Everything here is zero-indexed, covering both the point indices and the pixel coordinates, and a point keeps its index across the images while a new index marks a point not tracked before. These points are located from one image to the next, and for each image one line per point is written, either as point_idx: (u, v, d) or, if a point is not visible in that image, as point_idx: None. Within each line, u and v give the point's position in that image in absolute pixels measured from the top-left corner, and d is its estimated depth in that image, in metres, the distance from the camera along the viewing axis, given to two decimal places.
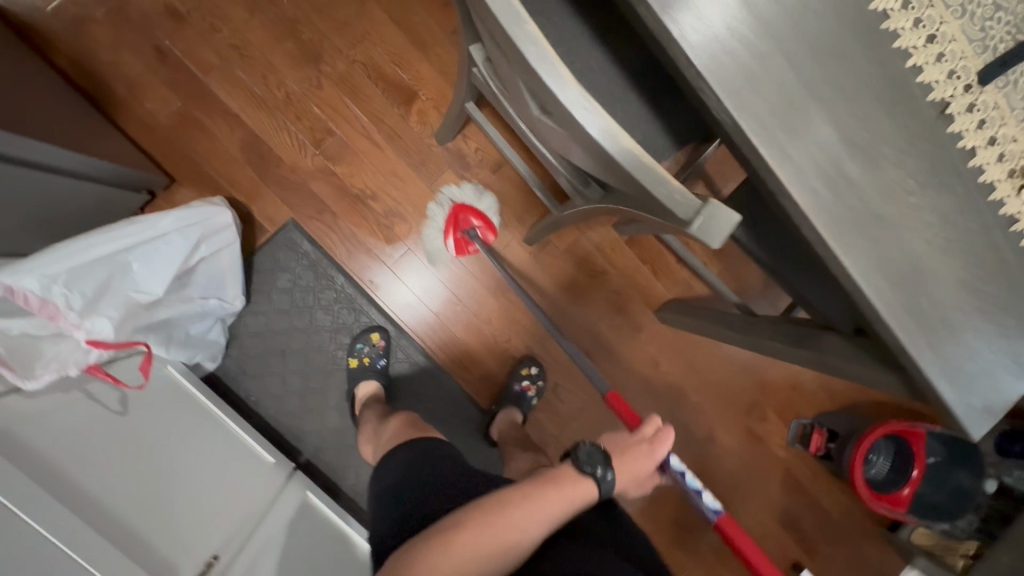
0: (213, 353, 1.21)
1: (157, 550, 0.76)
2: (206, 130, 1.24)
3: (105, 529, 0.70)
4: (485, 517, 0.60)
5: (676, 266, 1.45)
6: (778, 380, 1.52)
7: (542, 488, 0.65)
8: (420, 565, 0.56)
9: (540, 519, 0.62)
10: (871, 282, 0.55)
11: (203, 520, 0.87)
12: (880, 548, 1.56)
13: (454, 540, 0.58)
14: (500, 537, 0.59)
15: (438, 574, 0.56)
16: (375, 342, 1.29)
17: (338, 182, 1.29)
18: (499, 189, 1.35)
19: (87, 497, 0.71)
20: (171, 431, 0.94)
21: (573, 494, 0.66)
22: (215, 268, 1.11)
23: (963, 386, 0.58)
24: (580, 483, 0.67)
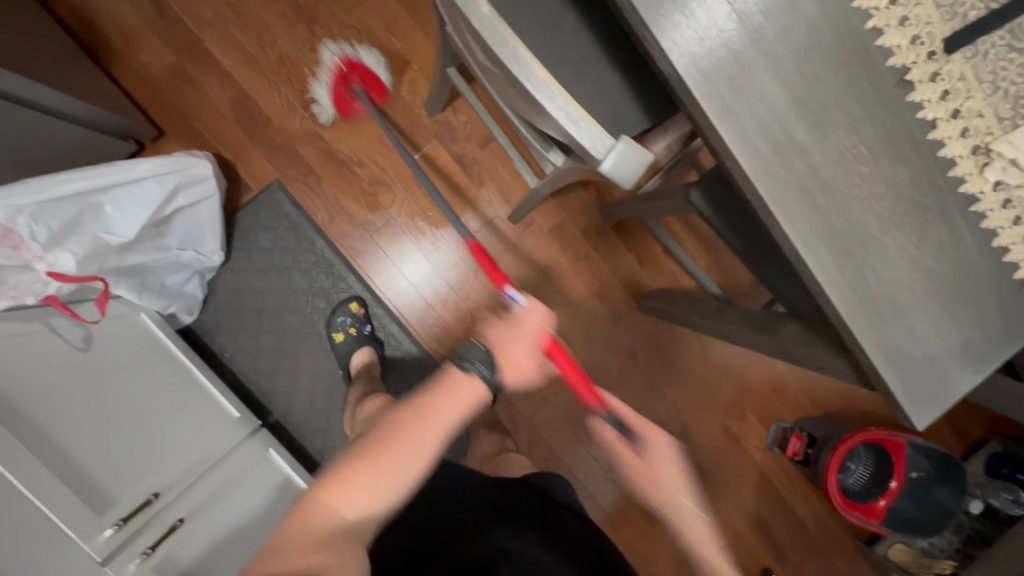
0: (190, 306, 1.22)
1: (92, 479, 0.76)
2: (197, 85, 1.25)
3: (36, 447, 0.71)
4: (383, 437, 0.65)
5: (662, 255, 1.43)
6: (760, 380, 1.49)
7: (433, 398, 0.69)
8: (321, 504, 0.61)
9: (433, 428, 0.67)
10: (814, 252, 0.53)
11: (154, 463, 0.88)
12: (854, 561, 1.51)
13: (348, 473, 0.62)
14: (396, 450, 0.64)
15: (344, 503, 0.61)
16: (355, 311, 1.29)
17: (325, 146, 1.29)
18: (486, 164, 1.34)
19: (22, 416, 0.72)
20: (131, 374, 0.95)
21: (462, 394, 0.70)
22: (192, 220, 1.12)
23: (911, 372, 0.55)
24: (473, 386, 0.71)
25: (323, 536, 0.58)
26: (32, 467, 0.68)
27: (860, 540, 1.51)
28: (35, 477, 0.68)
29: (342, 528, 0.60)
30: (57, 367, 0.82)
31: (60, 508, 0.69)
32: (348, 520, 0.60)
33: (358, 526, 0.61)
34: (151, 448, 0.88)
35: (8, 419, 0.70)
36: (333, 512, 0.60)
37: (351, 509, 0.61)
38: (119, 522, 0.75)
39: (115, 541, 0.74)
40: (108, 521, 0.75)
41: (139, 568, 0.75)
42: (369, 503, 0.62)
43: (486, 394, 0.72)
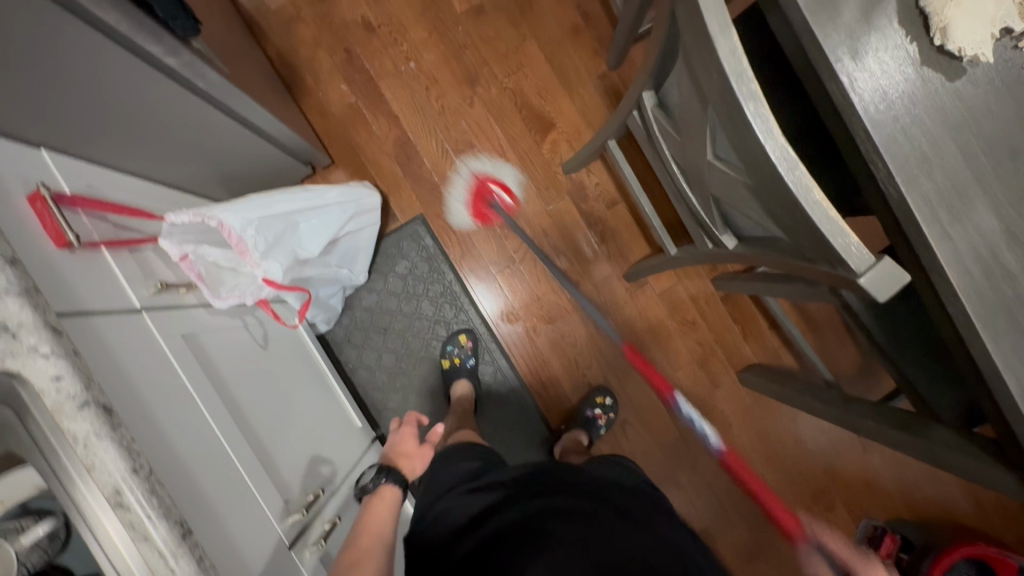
0: (329, 317, 1.34)
1: (278, 468, 0.86)
2: (368, 125, 1.41)
3: (245, 434, 0.82)
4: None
5: (767, 332, 1.46)
6: (854, 472, 1.47)
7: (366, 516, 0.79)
8: None
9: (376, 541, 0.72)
10: (1019, 372, 0.57)
11: (310, 461, 0.96)
12: None
13: None
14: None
15: None
16: (462, 343, 1.38)
17: (467, 189, 1.42)
18: (609, 224, 1.44)
19: (237, 404, 0.83)
20: (293, 377, 1.06)
21: (382, 506, 0.80)
22: (353, 243, 1.26)
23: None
24: (388, 489, 0.84)
25: None
26: (244, 451, 0.78)
27: None
28: (247, 461, 0.78)
29: None
30: (253, 362, 0.95)
31: (263, 492, 0.79)
32: None
33: None
34: (310, 445, 0.99)
35: (228, 404, 0.81)
36: None
37: None
38: (301, 510, 0.85)
39: (297, 527, 0.83)
40: (291, 509, 0.84)
41: (311, 556, 0.84)
42: None
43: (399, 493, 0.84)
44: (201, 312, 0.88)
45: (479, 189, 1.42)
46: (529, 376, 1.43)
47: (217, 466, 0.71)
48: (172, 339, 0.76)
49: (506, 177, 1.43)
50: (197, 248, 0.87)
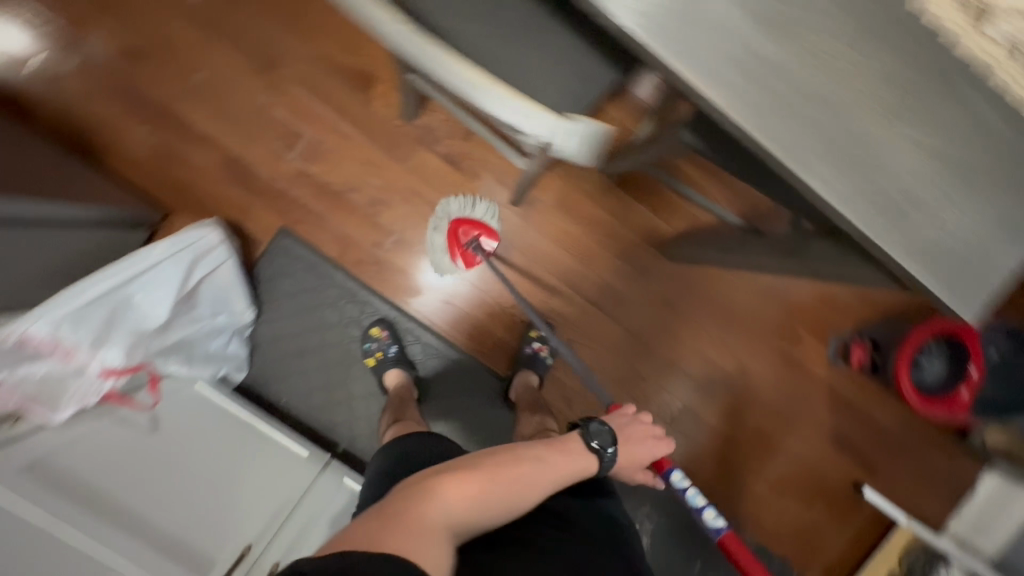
0: (238, 364, 1.29)
1: (186, 546, 0.87)
2: (186, 158, 1.29)
3: (129, 530, 0.81)
4: (485, 466, 0.72)
5: (674, 198, 1.38)
6: (807, 296, 1.44)
7: (541, 452, 0.80)
8: (431, 500, 0.64)
9: (509, 488, 0.72)
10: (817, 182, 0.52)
11: (239, 518, 0.97)
12: (946, 455, 1.50)
13: (445, 480, 0.68)
14: (505, 497, 0.71)
15: (446, 502, 0.65)
16: (379, 335, 1.33)
17: (317, 182, 1.31)
18: (475, 156, 1.33)
19: (112, 504, 0.82)
20: (205, 444, 1.04)
21: (573, 464, 0.82)
22: (217, 286, 1.17)
23: (958, 272, 0.54)
24: (586, 461, 0.84)
25: (433, 533, 0.61)
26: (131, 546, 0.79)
27: (949, 432, 1.50)
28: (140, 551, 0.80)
29: (444, 524, 0.63)
30: (136, 451, 0.91)
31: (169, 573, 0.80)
32: (447, 522, 0.64)
33: (456, 526, 0.65)
34: (234, 505, 0.97)
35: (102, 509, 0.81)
36: (445, 521, 0.63)
37: (451, 512, 0.65)
38: None
39: None
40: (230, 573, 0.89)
41: None
42: (461, 517, 0.66)
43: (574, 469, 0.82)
44: (45, 434, 0.85)
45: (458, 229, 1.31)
46: (460, 339, 1.38)
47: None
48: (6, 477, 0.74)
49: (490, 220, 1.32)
50: (13, 371, 0.80)
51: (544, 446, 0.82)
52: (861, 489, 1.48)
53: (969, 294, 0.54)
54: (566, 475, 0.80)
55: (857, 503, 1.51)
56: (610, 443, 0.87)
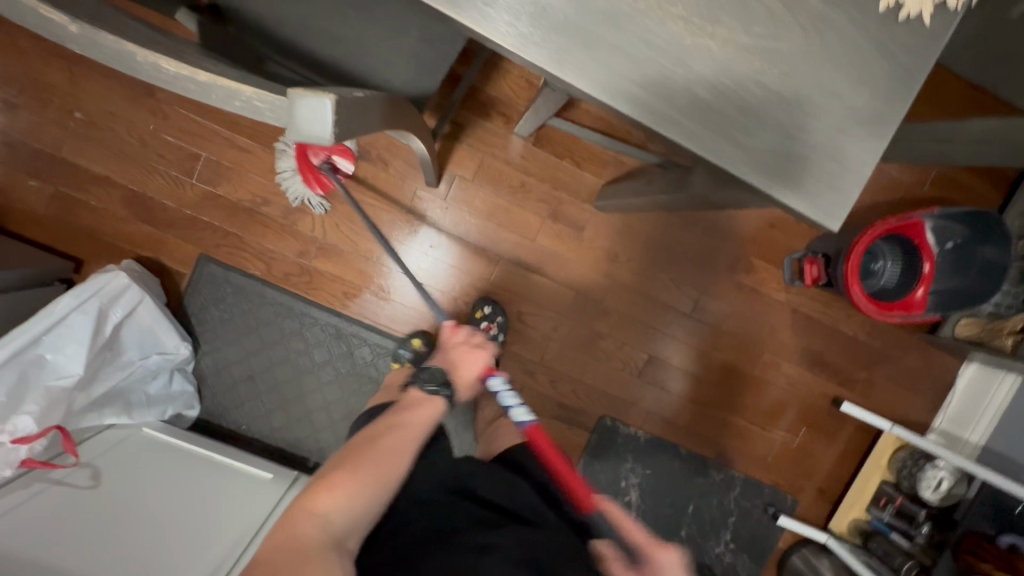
0: (188, 402, 1.27)
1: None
2: (85, 203, 1.24)
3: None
4: (358, 459, 0.74)
5: (597, 147, 1.32)
6: (753, 221, 1.39)
7: (398, 418, 0.82)
8: (306, 510, 0.67)
9: (394, 455, 0.76)
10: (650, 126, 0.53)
11: (195, 549, 0.94)
12: (922, 354, 1.47)
13: (333, 480, 0.70)
14: (382, 471, 0.74)
15: (325, 505, 0.68)
16: (417, 346, 1.29)
17: (225, 202, 1.26)
18: (382, 143, 1.28)
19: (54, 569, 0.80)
20: (157, 490, 1.01)
21: (427, 411, 0.83)
22: (139, 329, 1.14)
23: (815, 181, 0.56)
24: (427, 405, 0.84)
25: (315, 540, 0.64)
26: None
27: (922, 330, 1.46)
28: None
29: (326, 532, 0.65)
30: (73, 516, 0.90)
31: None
32: (332, 521, 0.67)
33: (340, 532, 0.67)
34: (196, 542, 0.96)
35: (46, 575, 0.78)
36: (322, 518, 0.66)
37: (336, 511, 0.68)
38: None
39: None
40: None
41: None
42: (346, 508, 0.69)
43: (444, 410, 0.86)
44: None
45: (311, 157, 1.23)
46: (408, 333, 1.35)
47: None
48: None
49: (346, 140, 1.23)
50: None
51: (414, 405, 0.84)
52: (840, 404, 1.46)
53: (838, 200, 0.56)
54: (425, 425, 0.82)
55: (842, 420, 1.49)
56: (448, 382, 0.87)
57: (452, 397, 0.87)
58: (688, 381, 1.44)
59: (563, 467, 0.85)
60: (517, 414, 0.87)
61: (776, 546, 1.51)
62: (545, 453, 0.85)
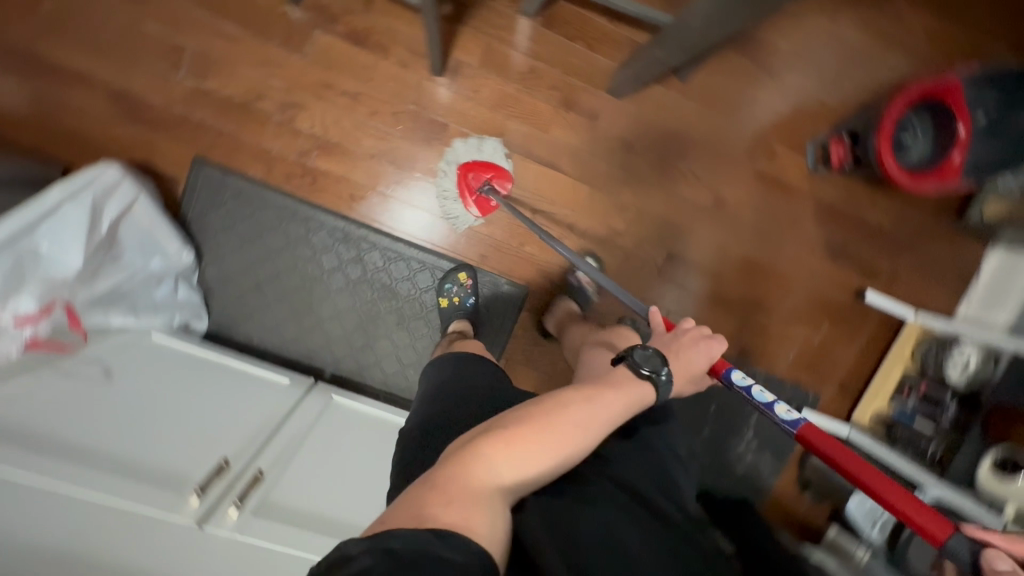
0: (196, 311, 1.23)
1: (325, 514, 0.92)
2: (67, 104, 1.16)
3: (269, 514, 0.87)
4: (549, 410, 0.62)
5: (610, 25, 1.24)
6: (774, 105, 1.32)
7: (600, 394, 0.66)
8: (483, 454, 0.56)
9: (598, 420, 0.64)
10: None
11: (212, 444, 0.91)
12: (948, 241, 1.43)
13: (512, 436, 0.58)
14: (557, 436, 0.60)
15: (506, 469, 0.56)
16: (463, 281, 1.26)
17: (217, 98, 1.19)
18: (379, 27, 1.19)
19: (92, 458, 0.78)
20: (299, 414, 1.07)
21: (632, 394, 0.69)
22: (137, 229, 1.08)
23: None
24: (632, 389, 0.69)
25: (482, 495, 0.53)
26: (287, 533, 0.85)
27: (948, 217, 1.42)
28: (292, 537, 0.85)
29: (498, 489, 0.55)
30: (93, 404, 0.86)
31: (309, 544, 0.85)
32: (506, 484, 0.55)
33: (513, 489, 0.56)
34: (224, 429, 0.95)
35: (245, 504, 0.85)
36: (495, 478, 0.55)
37: (509, 475, 0.56)
38: (199, 490, 0.81)
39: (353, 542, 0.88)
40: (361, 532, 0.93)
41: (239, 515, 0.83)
42: (524, 470, 0.57)
43: (649, 399, 0.71)
44: None
45: (467, 172, 1.23)
46: (420, 237, 1.29)
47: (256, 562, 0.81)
48: (156, 500, 0.77)
49: (504, 162, 1.26)
50: None
51: (608, 385, 0.69)
52: (863, 296, 1.43)
53: None
54: (625, 413, 0.67)
55: (866, 313, 1.46)
56: (663, 365, 0.73)
57: (662, 385, 0.72)
58: (709, 278, 1.39)
59: (872, 480, 0.70)
60: (760, 394, 0.83)
61: (798, 442, 1.50)
62: (829, 455, 0.74)
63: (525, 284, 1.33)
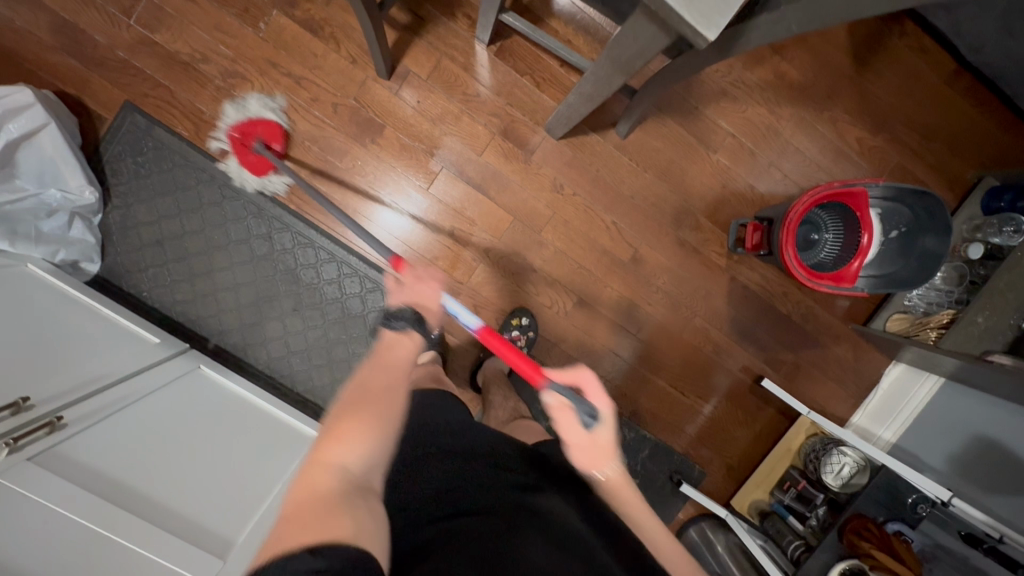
0: (87, 252, 1.19)
1: (211, 526, 0.83)
2: (10, 25, 1.16)
3: (122, 502, 0.77)
4: (357, 394, 0.65)
5: (560, 70, 1.29)
6: (705, 179, 1.36)
7: (394, 356, 0.73)
8: (319, 464, 0.57)
9: (399, 375, 0.70)
10: None
11: (26, 377, 0.84)
12: (854, 346, 1.45)
13: (335, 429, 0.60)
14: (380, 406, 0.64)
15: (339, 459, 0.57)
16: None
17: (161, 51, 1.20)
18: (336, 21, 1.22)
19: None
20: (204, 416, 1.00)
21: (407, 345, 0.74)
22: (38, 156, 1.10)
23: None
24: (408, 341, 0.74)
25: (328, 493, 0.54)
26: (137, 526, 0.74)
27: (856, 322, 1.43)
28: (161, 545, 0.74)
29: (346, 482, 0.56)
30: None
31: (172, 554, 0.74)
32: (351, 474, 0.57)
33: (362, 478, 0.58)
34: (53, 368, 0.89)
35: (95, 488, 0.77)
36: (333, 469, 0.57)
37: (350, 463, 0.58)
38: None
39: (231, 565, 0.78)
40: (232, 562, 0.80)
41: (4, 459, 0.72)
42: (361, 453, 0.59)
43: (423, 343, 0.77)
44: None
45: (241, 138, 1.22)
46: (358, 244, 1.29)
47: (104, 552, 0.70)
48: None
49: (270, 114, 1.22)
50: None
51: (388, 346, 0.73)
52: (763, 382, 1.43)
53: (711, 12, 0.56)
54: (409, 363, 0.72)
55: (764, 400, 1.46)
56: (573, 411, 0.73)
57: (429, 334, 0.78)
58: (616, 331, 1.39)
59: None
60: None
61: (676, 516, 1.47)
62: None
63: None
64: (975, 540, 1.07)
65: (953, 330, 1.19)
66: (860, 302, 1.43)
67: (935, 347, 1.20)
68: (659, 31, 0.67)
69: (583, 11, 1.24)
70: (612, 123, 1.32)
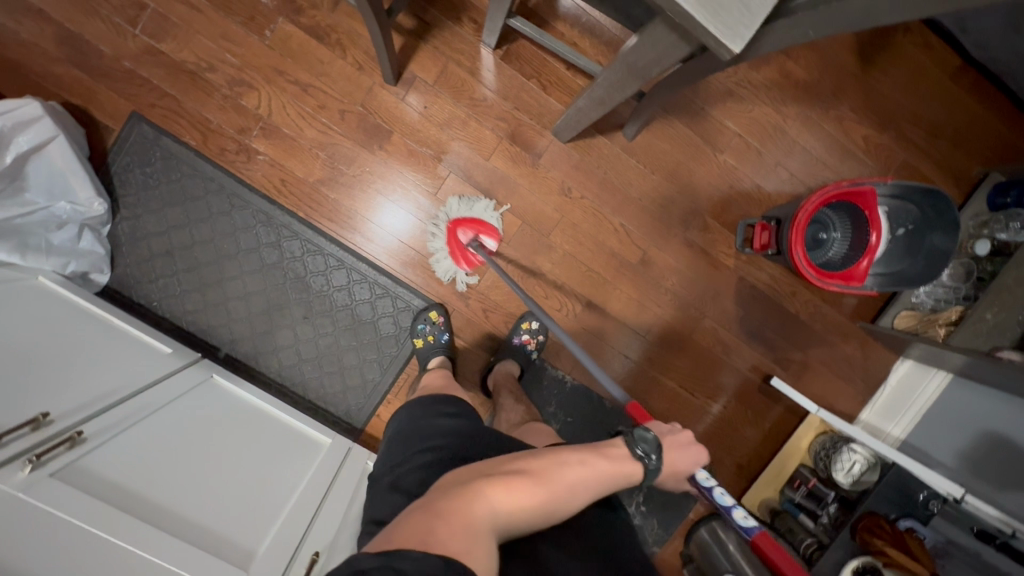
0: (97, 263, 1.19)
1: (230, 540, 0.82)
2: (15, 37, 1.16)
3: (146, 516, 0.77)
4: (546, 469, 0.65)
5: (567, 74, 1.29)
6: (712, 180, 1.36)
7: (595, 460, 0.70)
8: (489, 496, 0.58)
9: (589, 490, 0.67)
10: None
11: (44, 392, 0.84)
12: (862, 343, 1.45)
13: (513, 481, 0.60)
14: (553, 493, 0.63)
15: (501, 506, 0.58)
16: (435, 320, 1.28)
17: (167, 60, 1.20)
18: (342, 28, 1.22)
19: None
20: (218, 427, 1.00)
21: (622, 470, 0.72)
22: (48, 169, 1.10)
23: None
24: (632, 466, 0.74)
25: (479, 529, 0.54)
26: (157, 540, 0.74)
27: (864, 319, 1.44)
28: (179, 556, 0.74)
29: (496, 527, 0.56)
30: None
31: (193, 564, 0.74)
32: (502, 524, 0.57)
33: (503, 532, 0.57)
34: (70, 382, 0.89)
35: (113, 500, 0.77)
36: (494, 513, 0.57)
37: (505, 513, 0.58)
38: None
39: None
40: (255, 572, 0.80)
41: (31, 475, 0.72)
42: (518, 514, 0.59)
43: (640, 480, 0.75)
44: None
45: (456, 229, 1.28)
46: (365, 249, 1.29)
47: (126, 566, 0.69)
48: (8, 478, 0.69)
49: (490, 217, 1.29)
50: None
51: (600, 453, 0.72)
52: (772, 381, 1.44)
53: (736, 22, 0.58)
54: (611, 482, 0.70)
55: (773, 399, 1.47)
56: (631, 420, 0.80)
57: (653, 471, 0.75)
58: (626, 333, 1.39)
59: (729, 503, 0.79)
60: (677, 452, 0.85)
61: (686, 515, 1.48)
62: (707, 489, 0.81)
63: (437, 301, 1.31)
64: (987, 536, 1.07)
65: (962, 327, 1.19)
66: (868, 299, 1.44)
67: (945, 344, 1.21)
68: (678, 39, 0.68)
69: (588, 14, 1.24)
70: (620, 125, 1.32)
